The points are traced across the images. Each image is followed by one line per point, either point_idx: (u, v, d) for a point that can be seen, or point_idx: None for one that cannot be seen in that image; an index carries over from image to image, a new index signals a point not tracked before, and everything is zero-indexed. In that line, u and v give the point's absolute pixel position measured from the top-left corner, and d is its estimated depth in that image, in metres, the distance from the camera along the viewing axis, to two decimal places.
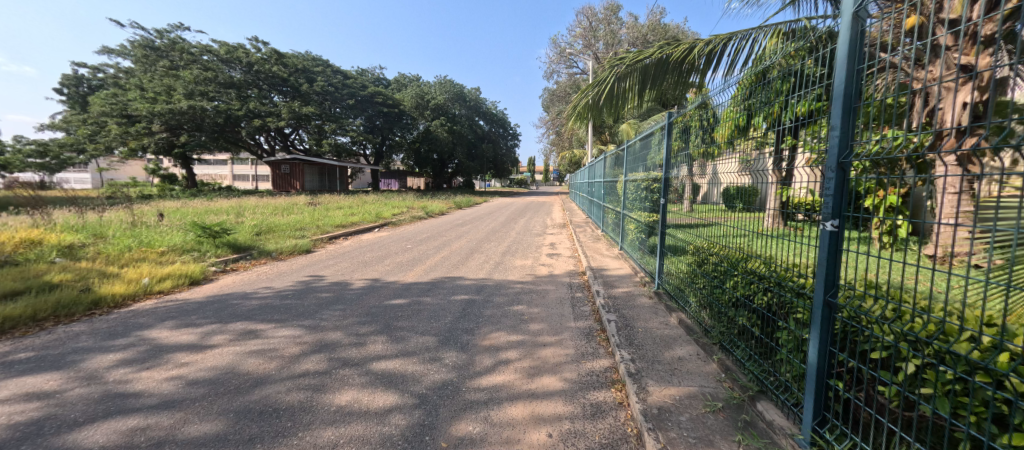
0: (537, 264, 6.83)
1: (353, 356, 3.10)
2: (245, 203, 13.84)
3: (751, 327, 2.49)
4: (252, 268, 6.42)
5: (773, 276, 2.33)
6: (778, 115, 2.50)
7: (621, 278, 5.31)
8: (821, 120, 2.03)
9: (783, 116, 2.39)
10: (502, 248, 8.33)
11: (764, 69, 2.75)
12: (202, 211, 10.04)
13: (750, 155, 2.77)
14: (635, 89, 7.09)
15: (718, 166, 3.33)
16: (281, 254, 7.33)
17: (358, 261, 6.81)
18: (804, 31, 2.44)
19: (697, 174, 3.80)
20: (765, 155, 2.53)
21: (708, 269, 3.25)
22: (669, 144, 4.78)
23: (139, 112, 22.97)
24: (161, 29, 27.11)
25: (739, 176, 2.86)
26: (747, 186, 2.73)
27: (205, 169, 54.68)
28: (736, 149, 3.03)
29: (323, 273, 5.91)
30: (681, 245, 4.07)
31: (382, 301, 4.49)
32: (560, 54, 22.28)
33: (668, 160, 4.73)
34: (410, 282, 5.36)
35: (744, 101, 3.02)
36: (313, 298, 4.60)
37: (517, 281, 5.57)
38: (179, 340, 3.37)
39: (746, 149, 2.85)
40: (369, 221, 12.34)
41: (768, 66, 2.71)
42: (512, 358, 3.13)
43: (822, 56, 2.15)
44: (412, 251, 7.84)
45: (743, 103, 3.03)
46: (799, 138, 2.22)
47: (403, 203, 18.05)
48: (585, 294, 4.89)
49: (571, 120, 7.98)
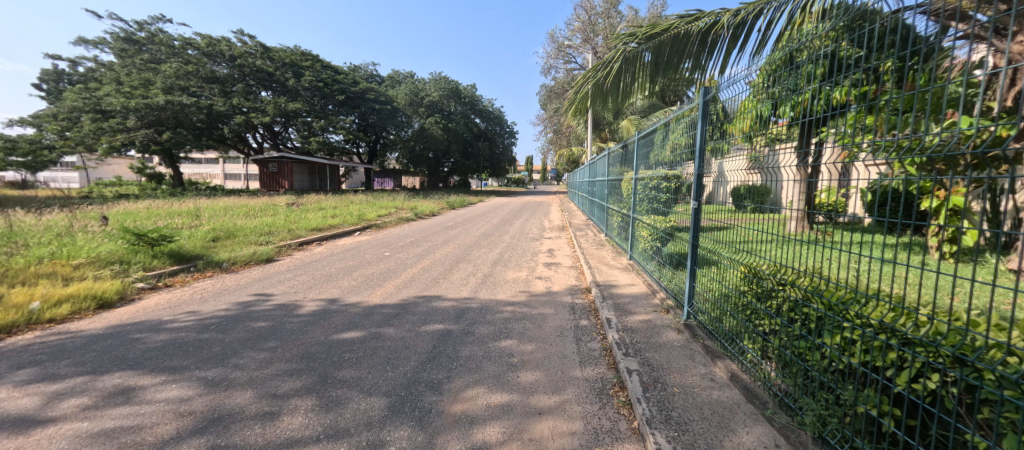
0: (532, 276, 5.80)
1: (250, 442, 2.04)
2: (216, 204, 12.71)
3: (884, 421, 1.51)
4: (192, 283, 5.36)
5: (931, 343, 1.35)
6: (807, 104, 2.39)
7: (636, 299, 4.30)
8: (856, 110, 1.99)
9: (815, 104, 2.27)
10: (494, 255, 7.31)
11: (793, 53, 2.63)
12: (157, 214, 8.91)
13: (761, 151, 2.77)
14: (647, 70, 6.02)
15: (725, 164, 3.25)
16: (233, 265, 6.26)
17: (321, 274, 5.74)
18: (839, 12, 2.35)
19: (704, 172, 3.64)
20: (779, 151, 2.58)
21: (778, 307, 2.18)
22: (706, 132, 3.65)
23: (113, 108, 21.78)
24: (142, 21, 26.03)
25: (750, 174, 2.81)
26: (759, 184, 2.71)
27: (195, 168, 53.36)
28: (749, 144, 2.94)
29: (273, 291, 4.85)
30: (727, 261, 3.09)
31: (329, 335, 3.45)
32: (557, 49, 21.28)
33: (704, 149, 3.64)
34: (374, 304, 4.31)
35: (768, 89, 2.84)
36: (240, 331, 3.55)
37: (508, 302, 4.55)
38: (10, 409, 2.33)
39: (758, 144, 2.83)
40: (350, 223, 11.25)
41: (802, 49, 2.55)
42: (491, 441, 2.10)
43: (857, 39, 2.09)
44: (389, 261, 6.79)
45: (767, 92, 2.84)
46: (831, 128, 2.13)
47: (391, 204, 16.91)
48: (592, 321, 3.88)
49: (569, 111, 6.99)
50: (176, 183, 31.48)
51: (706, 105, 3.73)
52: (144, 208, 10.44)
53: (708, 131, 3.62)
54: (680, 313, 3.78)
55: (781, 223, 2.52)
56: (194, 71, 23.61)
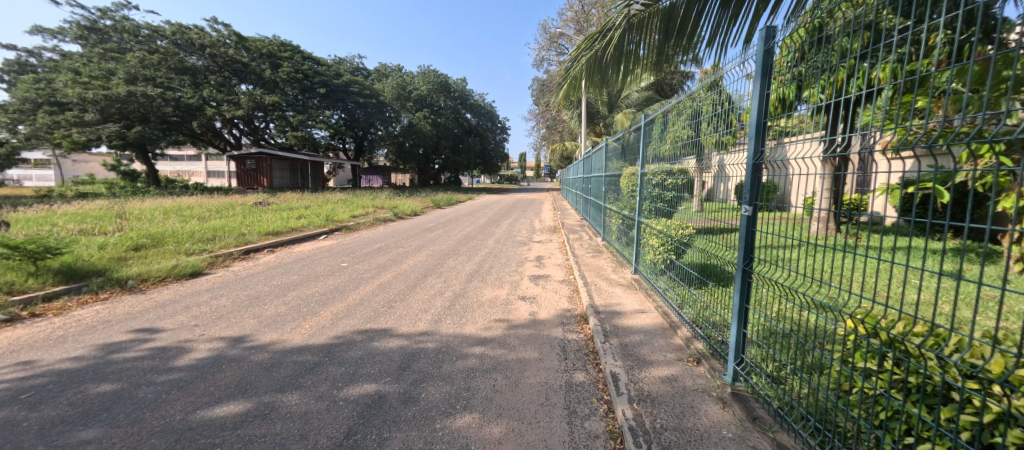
0: (514, 295, 4.66)
1: None
2: (167, 205, 11.29)
3: None
4: (70, 311, 4.11)
5: None
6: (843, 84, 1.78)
7: (650, 338, 3.12)
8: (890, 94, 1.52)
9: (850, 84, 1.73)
10: (472, 266, 6.11)
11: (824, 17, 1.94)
12: (77, 218, 7.54)
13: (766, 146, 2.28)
14: (654, 38, 4.71)
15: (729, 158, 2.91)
16: (142, 283, 5.01)
17: (246, 296, 4.52)
18: None
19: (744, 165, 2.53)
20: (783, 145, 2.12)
21: (973, 431, 1.11)
22: (767, 106, 2.24)
23: (68, 99, 20.01)
24: (105, 8, 24.23)
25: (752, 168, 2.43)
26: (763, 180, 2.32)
27: (174, 165, 51.15)
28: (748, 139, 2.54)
29: (165, 326, 3.61)
30: (781, 296, 2.07)
31: (190, 413, 2.24)
32: (549, 40, 20.01)
33: (764, 124, 2.23)
34: (287, 348, 3.09)
35: (794, 67, 2.10)
36: (57, 407, 2.31)
37: (478, 338, 3.39)
38: None
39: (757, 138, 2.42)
40: (316, 225, 9.96)
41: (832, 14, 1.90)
42: None
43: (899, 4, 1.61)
44: (344, 274, 5.57)
45: (793, 70, 2.10)
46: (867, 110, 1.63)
47: (369, 203, 15.49)
48: (590, 376, 2.71)
49: (561, 92, 5.84)
50: (153, 182, 29.79)
51: (766, 58, 2.26)
52: (72, 210, 9.00)
53: (774, 104, 2.19)
54: (720, 367, 2.50)
55: (800, 225, 1.99)
56: (160, 60, 21.86)
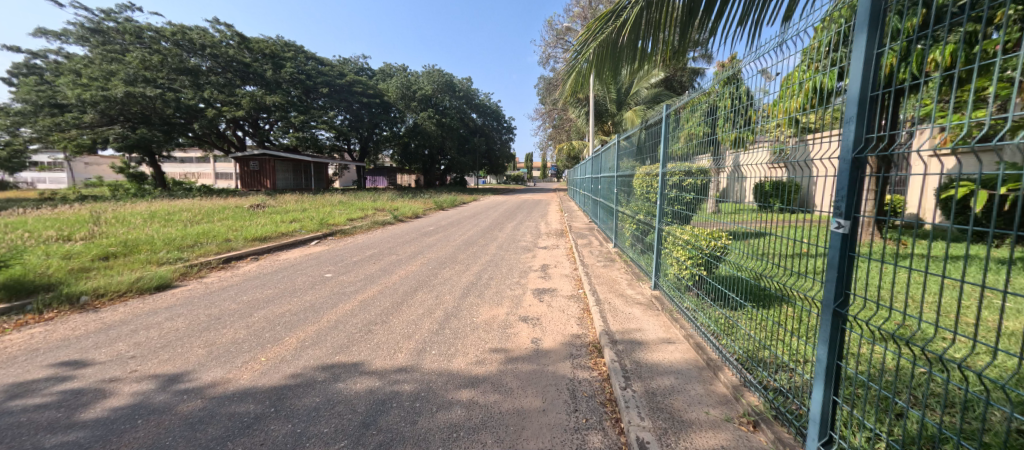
0: (515, 313, 4.06)
1: None
2: (157, 209, 10.81)
3: None
4: (2, 334, 3.57)
5: None
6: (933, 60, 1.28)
7: (683, 381, 2.46)
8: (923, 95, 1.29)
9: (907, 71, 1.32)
10: (469, 278, 5.49)
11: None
12: (52, 224, 7.04)
13: (786, 142, 2.27)
14: (677, 17, 4.00)
15: (742, 159, 2.77)
16: (96, 299, 4.45)
17: (207, 316, 3.94)
18: None
19: (772, 164, 2.36)
20: (807, 143, 2.09)
21: None
22: (876, 72, 1.42)
23: (67, 100, 19.72)
24: (107, 9, 24.03)
25: (773, 169, 2.33)
26: (786, 181, 2.23)
27: (181, 168, 51.32)
28: (768, 135, 2.46)
29: (96, 358, 3.03)
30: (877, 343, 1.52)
31: None
32: (556, 37, 19.39)
33: (870, 98, 1.44)
34: (228, 393, 2.48)
35: (890, 28, 1.42)
36: None
37: (466, 376, 2.76)
38: None
39: (780, 134, 2.35)
40: (309, 230, 9.43)
41: None
42: None
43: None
44: (325, 287, 4.97)
45: (892, 30, 1.42)
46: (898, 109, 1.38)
47: (369, 206, 14.91)
48: (608, 441, 2.05)
49: (567, 83, 5.10)
50: (158, 185, 29.60)
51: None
52: (53, 214, 8.52)
53: (885, 67, 1.40)
54: (791, 440, 1.84)
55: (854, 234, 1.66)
56: (162, 61, 21.52)
